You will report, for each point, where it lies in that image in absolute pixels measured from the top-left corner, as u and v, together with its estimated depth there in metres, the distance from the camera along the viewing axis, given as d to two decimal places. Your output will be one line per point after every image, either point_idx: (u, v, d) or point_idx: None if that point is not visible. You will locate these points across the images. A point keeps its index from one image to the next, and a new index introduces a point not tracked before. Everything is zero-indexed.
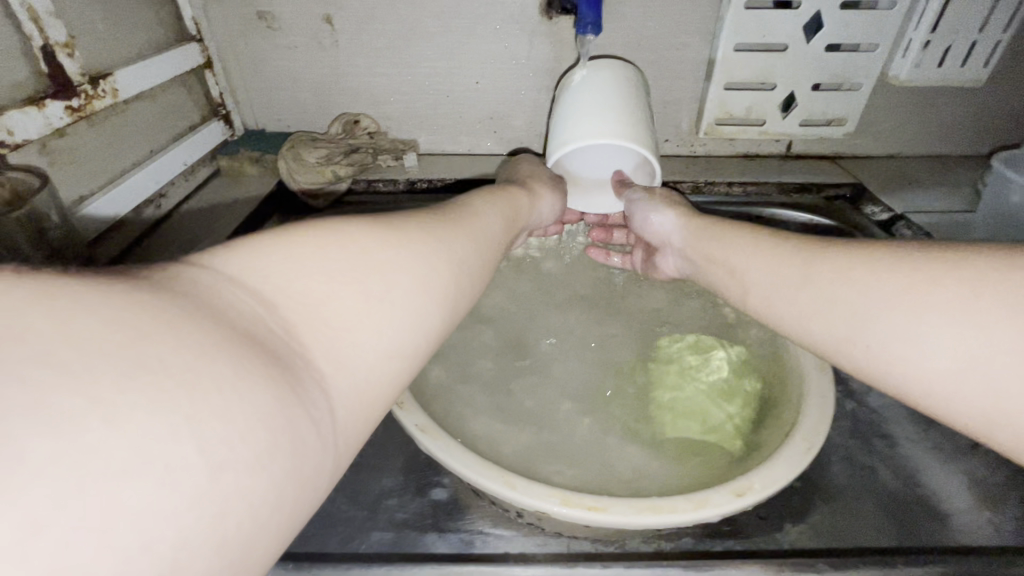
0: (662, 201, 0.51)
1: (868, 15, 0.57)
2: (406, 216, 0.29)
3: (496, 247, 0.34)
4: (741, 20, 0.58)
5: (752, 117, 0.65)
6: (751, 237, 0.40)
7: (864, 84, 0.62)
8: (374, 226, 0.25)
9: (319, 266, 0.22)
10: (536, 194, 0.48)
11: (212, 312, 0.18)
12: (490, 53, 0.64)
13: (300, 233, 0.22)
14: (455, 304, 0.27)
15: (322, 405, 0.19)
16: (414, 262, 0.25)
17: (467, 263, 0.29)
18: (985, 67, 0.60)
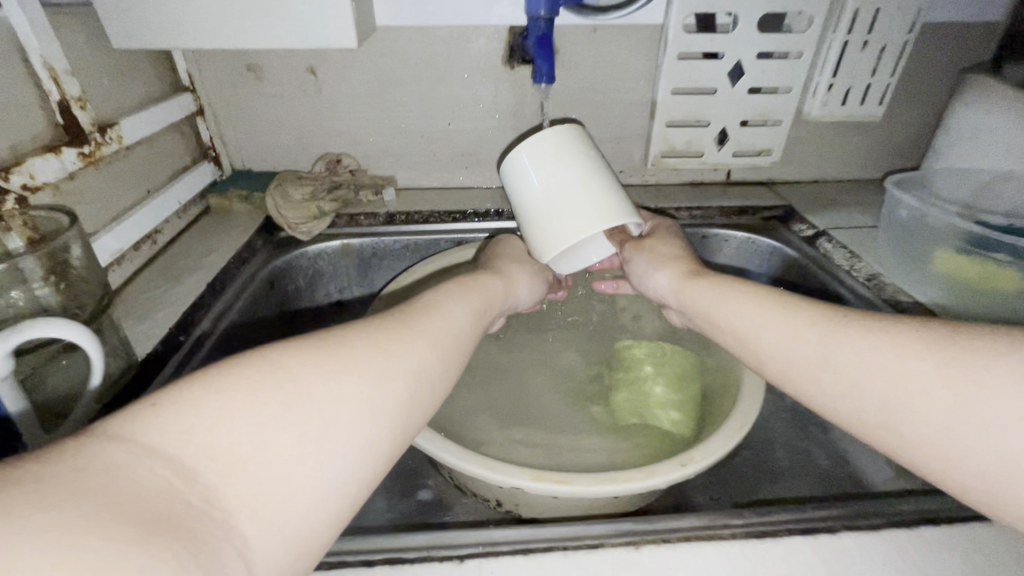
0: (658, 259, 0.51)
1: (779, 64, 0.67)
2: (354, 337, 0.32)
3: (459, 348, 0.38)
4: (675, 68, 0.68)
5: (692, 150, 0.74)
6: (752, 301, 0.42)
7: (784, 120, 0.72)
8: (307, 364, 0.28)
9: (250, 421, 0.25)
10: (513, 281, 0.50)
11: (136, 498, 0.20)
12: (459, 98, 0.72)
13: (226, 387, 0.25)
14: (396, 432, 0.30)
15: (236, 566, 0.22)
16: (353, 399, 0.29)
17: (410, 376, 0.32)
18: (880, 104, 0.70)
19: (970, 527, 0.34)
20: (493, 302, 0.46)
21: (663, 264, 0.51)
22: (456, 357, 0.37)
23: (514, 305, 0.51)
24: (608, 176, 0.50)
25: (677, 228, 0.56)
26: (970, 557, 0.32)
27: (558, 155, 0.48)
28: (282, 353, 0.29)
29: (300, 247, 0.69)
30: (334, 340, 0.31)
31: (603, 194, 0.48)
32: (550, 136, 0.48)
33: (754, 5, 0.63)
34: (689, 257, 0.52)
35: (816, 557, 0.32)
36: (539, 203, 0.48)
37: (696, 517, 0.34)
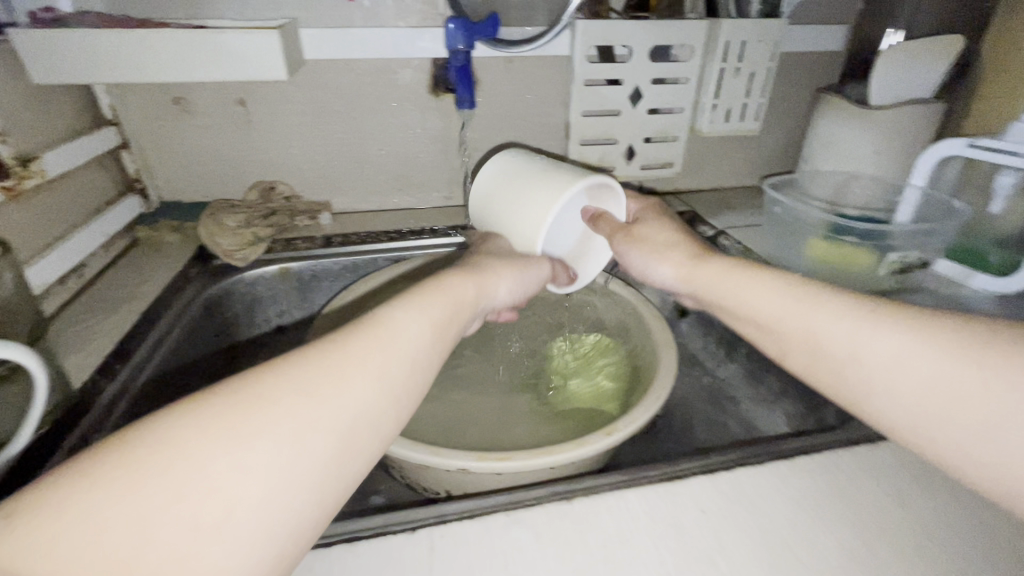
0: (659, 248, 0.51)
1: (671, 88, 0.77)
2: (275, 385, 0.28)
3: (419, 376, 0.34)
4: (582, 93, 0.76)
5: (605, 165, 0.83)
6: (780, 284, 0.40)
7: (680, 136, 0.82)
8: (207, 431, 0.25)
9: (126, 517, 0.22)
10: (488, 279, 0.45)
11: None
12: (389, 124, 0.77)
13: (100, 479, 0.23)
14: (322, 494, 0.28)
15: None
16: (262, 469, 0.25)
17: (343, 425, 0.29)
18: (756, 121, 0.82)
19: (840, 453, 0.41)
20: (463, 301, 0.40)
21: (665, 254, 0.50)
22: (414, 386, 0.33)
23: (493, 306, 0.46)
24: (550, 163, 0.54)
25: (666, 210, 0.56)
26: (839, 478, 0.39)
27: (501, 174, 0.56)
28: (174, 422, 0.25)
29: (236, 275, 0.70)
30: (247, 391, 0.27)
31: (549, 175, 0.52)
32: (491, 164, 0.58)
33: (645, 39, 0.72)
34: (692, 240, 0.50)
35: (719, 493, 0.37)
36: (499, 212, 0.54)
37: (621, 473, 0.39)
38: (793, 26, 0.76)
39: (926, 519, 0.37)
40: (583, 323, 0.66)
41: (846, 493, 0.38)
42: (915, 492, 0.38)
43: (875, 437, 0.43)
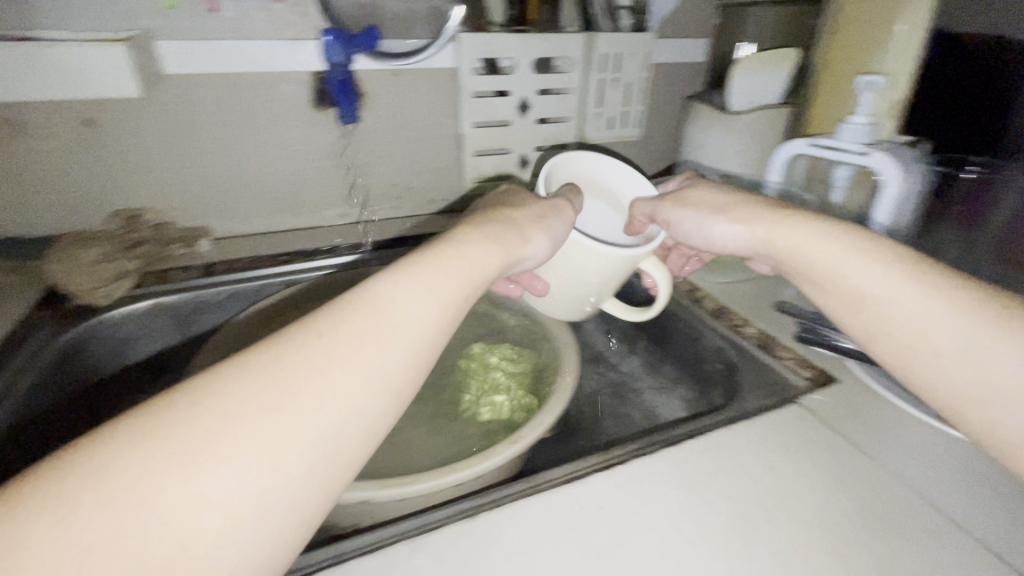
0: (727, 211, 0.47)
1: (557, 99, 0.80)
2: (241, 395, 0.25)
3: (416, 374, 0.30)
4: (471, 106, 0.77)
5: (500, 175, 0.84)
6: (880, 266, 0.39)
7: (570, 144, 0.86)
8: (165, 451, 0.22)
9: (52, 563, 0.19)
10: (512, 238, 0.40)
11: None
12: (272, 141, 0.72)
13: (38, 511, 0.20)
14: (299, 518, 0.25)
15: None
16: (229, 495, 0.23)
17: (330, 439, 0.26)
18: (636, 128, 0.88)
19: (726, 430, 0.43)
20: (485, 273, 0.36)
21: (727, 212, 0.47)
22: (409, 384, 0.30)
23: (517, 267, 0.41)
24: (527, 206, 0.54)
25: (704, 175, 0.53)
26: (726, 454, 0.41)
27: None
28: (111, 447, 0.22)
29: (96, 316, 0.62)
30: (203, 404, 0.24)
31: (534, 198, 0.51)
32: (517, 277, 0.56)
33: (526, 51, 0.75)
34: (756, 198, 0.48)
35: (615, 486, 0.38)
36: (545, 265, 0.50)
37: (526, 481, 0.39)
38: (662, 39, 0.83)
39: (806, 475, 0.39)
40: (489, 333, 0.66)
41: (730, 468, 0.39)
42: (793, 457, 0.41)
43: (757, 411, 0.46)
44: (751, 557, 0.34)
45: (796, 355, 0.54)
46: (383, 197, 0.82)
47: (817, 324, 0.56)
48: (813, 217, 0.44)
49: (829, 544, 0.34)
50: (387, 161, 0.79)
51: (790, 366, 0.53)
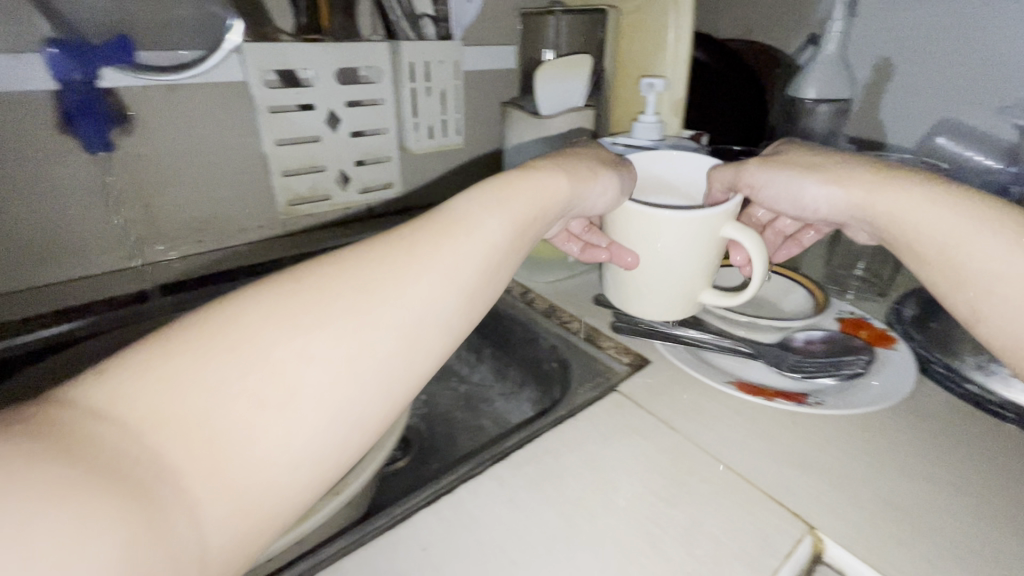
0: (834, 173, 0.47)
1: (369, 109, 0.76)
2: (336, 285, 0.31)
3: (477, 282, 0.36)
4: (270, 122, 0.70)
5: (318, 194, 0.78)
6: (1004, 238, 0.39)
7: (393, 156, 0.82)
8: (287, 316, 0.29)
9: (203, 386, 0.26)
10: (577, 180, 0.45)
11: (84, 447, 0.22)
12: (4, 179, 0.58)
13: (200, 343, 0.27)
14: (383, 389, 0.31)
15: (186, 533, 0.23)
16: (329, 357, 0.29)
17: (411, 328, 0.32)
18: (458, 134, 0.87)
19: (553, 433, 0.43)
20: (542, 207, 0.43)
21: (817, 173, 0.47)
22: (475, 291, 0.36)
23: (580, 208, 0.46)
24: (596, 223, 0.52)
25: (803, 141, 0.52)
26: (552, 458, 0.41)
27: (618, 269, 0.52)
28: (244, 310, 0.29)
29: None
30: (314, 287, 0.31)
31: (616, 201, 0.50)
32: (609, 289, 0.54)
33: (326, 61, 0.70)
34: (847, 159, 0.48)
35: (440, 520, 0.36)
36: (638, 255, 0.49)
37: (346, 536, 0.35)
38: (469, 47, 0.83)
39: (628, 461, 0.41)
40: None
41: (556, 472, 0.40)
42: (612, 446, 0.42)
43: (582, 407, 0.47)
44: (572, 562, 0.33)
45: (617, 343, 0.56)
46: (179, 231, 0.71)
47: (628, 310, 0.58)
48: (919, 182, 0.43)
49: (639, 527, 0.35)
50: (176, 189, 0.68)
51: (611, 353, 0.55)
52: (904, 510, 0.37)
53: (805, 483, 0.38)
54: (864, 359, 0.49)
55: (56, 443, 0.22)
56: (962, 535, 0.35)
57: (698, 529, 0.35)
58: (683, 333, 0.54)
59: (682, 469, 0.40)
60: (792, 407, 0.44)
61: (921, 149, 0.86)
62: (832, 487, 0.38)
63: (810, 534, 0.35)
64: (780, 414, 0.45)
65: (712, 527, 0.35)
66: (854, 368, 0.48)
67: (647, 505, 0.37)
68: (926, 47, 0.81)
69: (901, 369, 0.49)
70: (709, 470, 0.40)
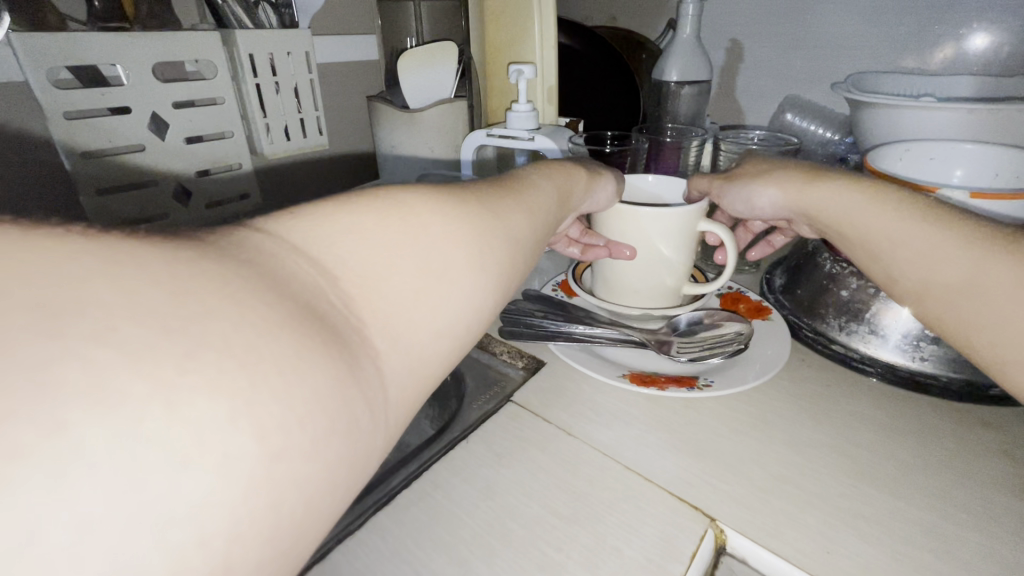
0: (765, 174, 0.50)
1: (205, 112, 0.65)
2: (461, 191, 0.31)
3: (546, 225, 0.38)
4: (69, 129, 0.56)
5: (152, 214, 0.66)
6: (900, 212, 0.39)
7: (244, 163, 0.72)
8: (432, 198, 0.29)
9: (377, 246, 0.24)
10: (594, 178, 0.47)
11: (284, 281, 0.20)
12: None
13: (359, 205, 0.26)
14: (502, 290, 0.31)
15: (374, 383, 0.22)
16: (471, 243, 0.29)
17: (517, 240, 0.33)
18: (321, 134, 0.78)
19: (444, 462, 0.39)
20: (575, 187, 0.44)
21: (763, 179, 0.50)
22: (545, 231, 0.38)
23: (591, 210, 0.48)
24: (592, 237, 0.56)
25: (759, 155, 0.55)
26: (448, 489, 0.36)
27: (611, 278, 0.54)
28: (397, 187, 0.28)
29: None
30: (445, 186, 0.31)
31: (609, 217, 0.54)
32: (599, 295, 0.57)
33: (139, 53, 0.58)
34: (798, 164, 0.49)
35: None
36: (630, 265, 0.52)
37: None
38: (318, 37, 0.75)
39: (528, 477, 0.37)
40: None
41: (452, 511, 0.35)
42: (507, 466, 0.38)
43: (478, 424, 0.43)
44: None
45: (510, 347, 0.53)
46: None
47: (518, 314, 0.55)
48: (837, 178, 0.45)
49: (541, 555, 0.32)
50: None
51: (505, 359, 0.52)
52: (793, 482, 0.37)
53: (702, 471, 0.38)
54: (742, 337, 0.50)
55: (256, 272, 0.20)
56: (846, 498, 0.36)
57: (603, 545, 0.33)
58: (573, 330, 0.53)
59: (582, 480, 0.37)
60: (684, 392, 0.44)
61: (773, 125, 0.91)
62: (729, 470, 0.38)
63: (712, 527, 0.34)
64: (672, 402, 0.45)
65: (616, 538, 0.33)
66: (736, 345, 0.50)
67: (547, 527, 0.34)
68: (768, 31, 0.88)
69: (776, 341, 0.50)
70: (609, 475, 0.37)
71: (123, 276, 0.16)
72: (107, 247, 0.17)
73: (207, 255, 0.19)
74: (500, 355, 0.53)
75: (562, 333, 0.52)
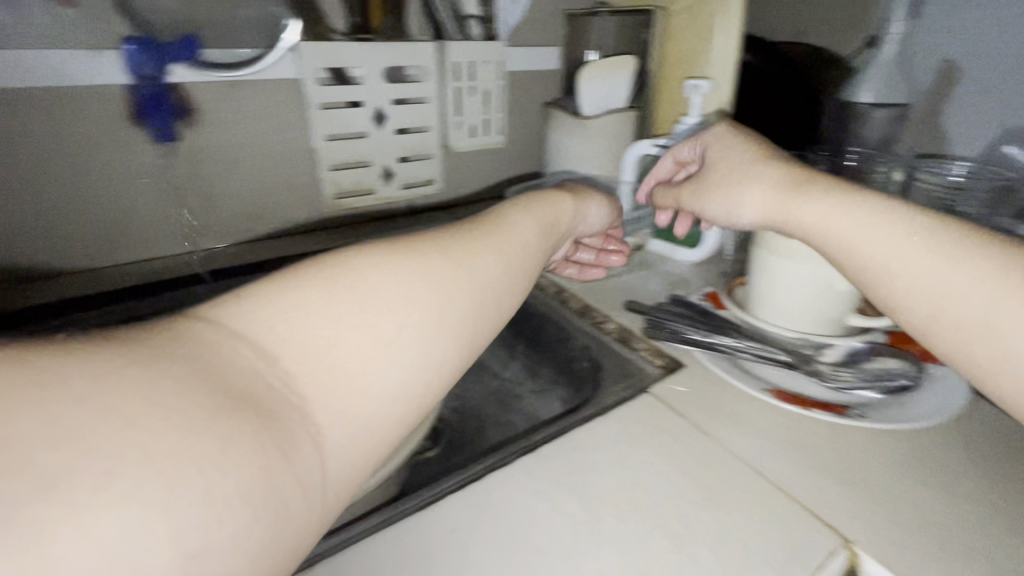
0: (739, 183, 0.48)
1: (414, 108, 0.78)
2: (423, 245, 0.31)
3: (524, 268, 0.37)
4: (320, 118, 0.72)
5: (363, 189, 0.80)
6: (895, 234, 0.38)
7: (434, 153, 0.84)
8: (386, 260, 0.29)
9: (322, 318, 0.25)
10: (587, 205, 0.52)
11: (217, 375, 0.21)
12: (97, 161, 0.62)
13: (308, 275, 0.26)
14: (468, 342, 0.30)
15: (310, 456, 0.22)
16: (427, 302, 0.28)
17: (486, 288, 0.33)
18: (499, 133, 0.89)
19: (583, 429, 0.43)
20: (560, 218, 0.47)
21: (739, 189, 0.48)
22: (524, 273, 0.37)
23: (583, 230, 0.53)
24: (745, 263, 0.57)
25: (729, 141, 0.52)
26: (584, 453, 0.41)
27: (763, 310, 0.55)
28: (354, 252, 0.28)
29: None
30: (409, 242, 0.31)
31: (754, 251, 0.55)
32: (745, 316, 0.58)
33: (374, 59, 0.72)
34: (776, 164, 0.47)
35: (469, 505, 0.37)
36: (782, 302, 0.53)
37: (380, 513, 0.36)
38: (514, 48, 0.84)
39: (659, 466, 0.40)
40: None
41: (586, 466, 0.40)
42: (639, 445, 0.42)
43: (614, 404, 0.47)
44: (599, 556, 0.34)
45: (650, 346, 0.56)
46: (234, 220, 0.73)
47: (660, 318, 0.58)
48: (827, 186, 0.43)
49: (667, 527, 0.35)
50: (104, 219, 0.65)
51: (645, 356, 0.54)
52: (953, 534, 0.35)
53: (844, 498, 0.37)
54: (910, 373, 0.48)
55: (189, 368, 0.21)
56: (1014, 564, 0.33)
57: (727, 535, 0.35)
58: (720, 340, 0.53)
59: (713, 474, 0.39)
60: (828, 418, 0.44)
61: (987, 157, 0.81)
62: (874, 504, 0.37)
63: (846, 549, 0.34)
64: (819, 425, 0.44)
65: (740, 532, 0.35)
66: (900, 381, 0.48)
67: (677, 501, 0.37)
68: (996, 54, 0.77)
69: (953, 388, 0.47)
70: (745, 478, 0.39)
71: (80, 389, 0.18)
72: (64, 358, 0.19)
73: (160, 356, 0.21)
74: (640, 347, 0.56)
75: (705, 343, 0.54)
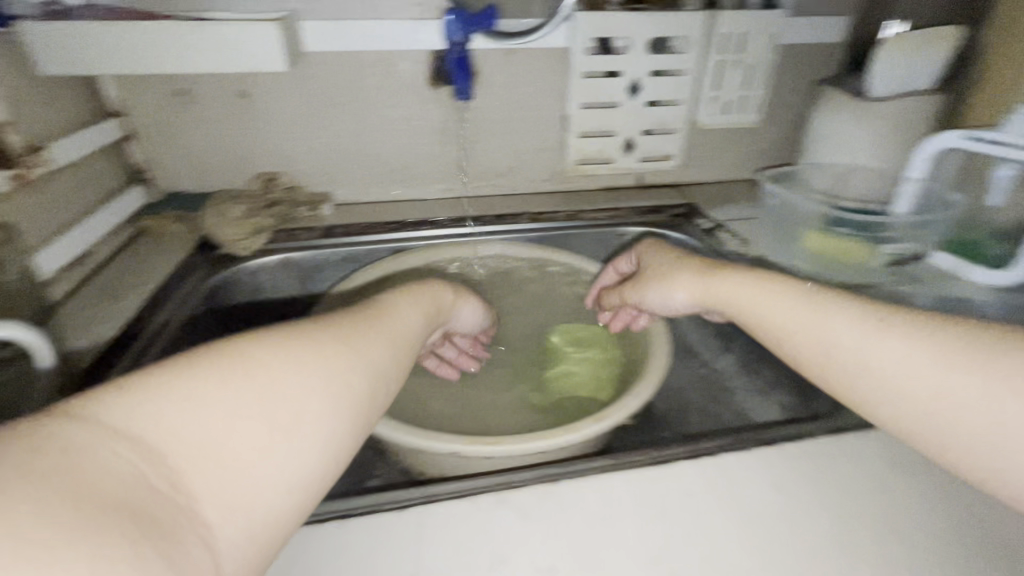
0: (667, 277, 0.49)
1: (670, 80, 0.77)
2: (318, 331, 0.31)
3: (407, 355, 0.37)
4: (579, 86, 0.76)
5: (603, 158, 0.83)
6: (871, 330, 0.35)
7: (679, 128, 0.82)
8: (280, 348, 0.28)
9: (217, 408, 0.24)
10: (459, 298, 0.50)
11: (90, 482, 0.19)
12: (401, 113, 0.75)
13: (190, 365, 0.25)
14: (361, 430, 0.30)
15: (202, 556, 0.21)
16: (325, 390, 0.28)
17: (382, 373, 0.33)
18: (755, 112, 0.83)
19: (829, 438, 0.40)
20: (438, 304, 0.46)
21: (676, 286, 0.48)
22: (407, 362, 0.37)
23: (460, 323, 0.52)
24: None
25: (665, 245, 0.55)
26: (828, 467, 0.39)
27: None
28: (248, 340, 0.28)
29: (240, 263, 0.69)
30: (302, 328, 0.31)
31: None
32: None
33: (644, 30, 0.72)
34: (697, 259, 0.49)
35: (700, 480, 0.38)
36: None
37: (606, 458, 0.39)
38: (793, 18, 0.77)
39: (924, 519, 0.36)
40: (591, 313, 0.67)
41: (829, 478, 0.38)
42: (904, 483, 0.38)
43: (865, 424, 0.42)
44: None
45: None
46: (487, 173, 0.83)
47: None
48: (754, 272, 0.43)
49: None
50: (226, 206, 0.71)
51: None
52: None
53: None
54: None
55: (55, 476, 0.19)
56: None
57: None
58: None
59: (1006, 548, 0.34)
60: None
61: None
62: None
63: None
64: None
65: None
66: None
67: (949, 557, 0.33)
68: None
69: None
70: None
71: None
72: None
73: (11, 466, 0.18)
74: None
75: None
